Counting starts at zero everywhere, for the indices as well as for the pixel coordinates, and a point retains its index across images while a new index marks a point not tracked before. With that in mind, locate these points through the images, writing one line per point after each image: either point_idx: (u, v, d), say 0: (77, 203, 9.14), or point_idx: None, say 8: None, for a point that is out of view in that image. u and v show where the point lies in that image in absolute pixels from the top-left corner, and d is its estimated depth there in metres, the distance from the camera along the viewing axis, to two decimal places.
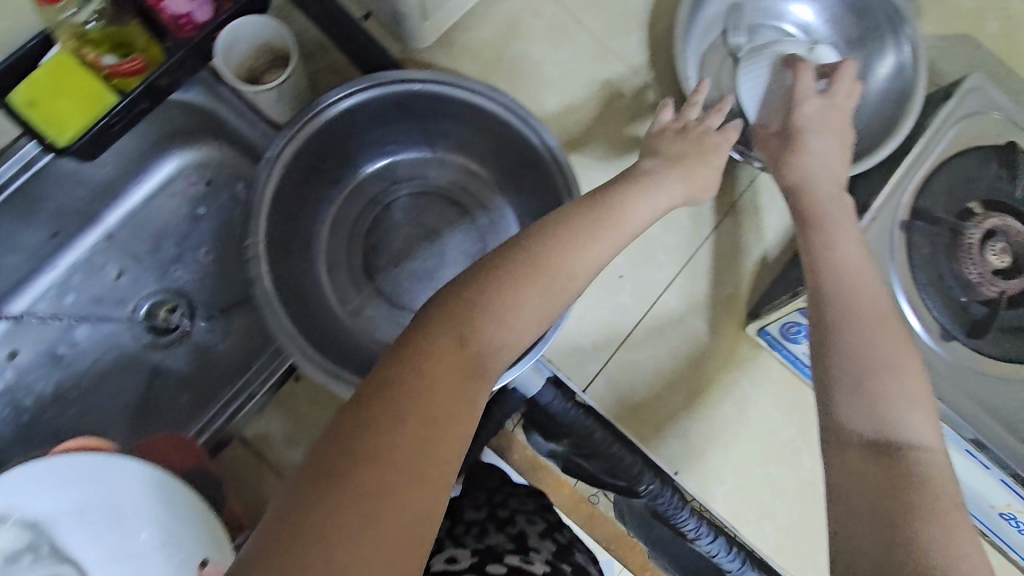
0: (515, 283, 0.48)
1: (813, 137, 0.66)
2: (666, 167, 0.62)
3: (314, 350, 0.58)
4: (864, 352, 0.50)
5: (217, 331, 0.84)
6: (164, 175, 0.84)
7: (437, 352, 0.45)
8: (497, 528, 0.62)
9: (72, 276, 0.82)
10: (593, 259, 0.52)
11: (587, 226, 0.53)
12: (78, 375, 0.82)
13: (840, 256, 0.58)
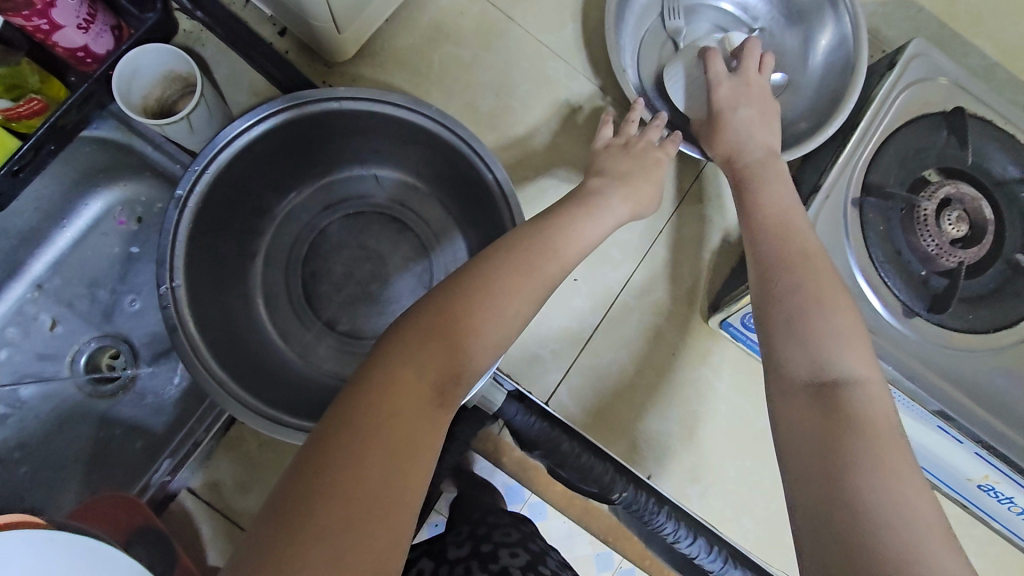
0: (461, 309, 0.46)
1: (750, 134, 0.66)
2: (609, 182, 0.60)
3: (249, 396, 0.55)
4: (816, 347, 0.49)
5: (164, 374, 0.80)
6: (92, 214, 0.79)
7: (401, 384, 0.43)
8: (480, 566, 0.59)
9: (5, 330, 0.77)
10: (538, 282, 0.49)
11: (532, 248, 0.50)
12: (20, 436, 0.75)
13: (792, 250, 0.56)
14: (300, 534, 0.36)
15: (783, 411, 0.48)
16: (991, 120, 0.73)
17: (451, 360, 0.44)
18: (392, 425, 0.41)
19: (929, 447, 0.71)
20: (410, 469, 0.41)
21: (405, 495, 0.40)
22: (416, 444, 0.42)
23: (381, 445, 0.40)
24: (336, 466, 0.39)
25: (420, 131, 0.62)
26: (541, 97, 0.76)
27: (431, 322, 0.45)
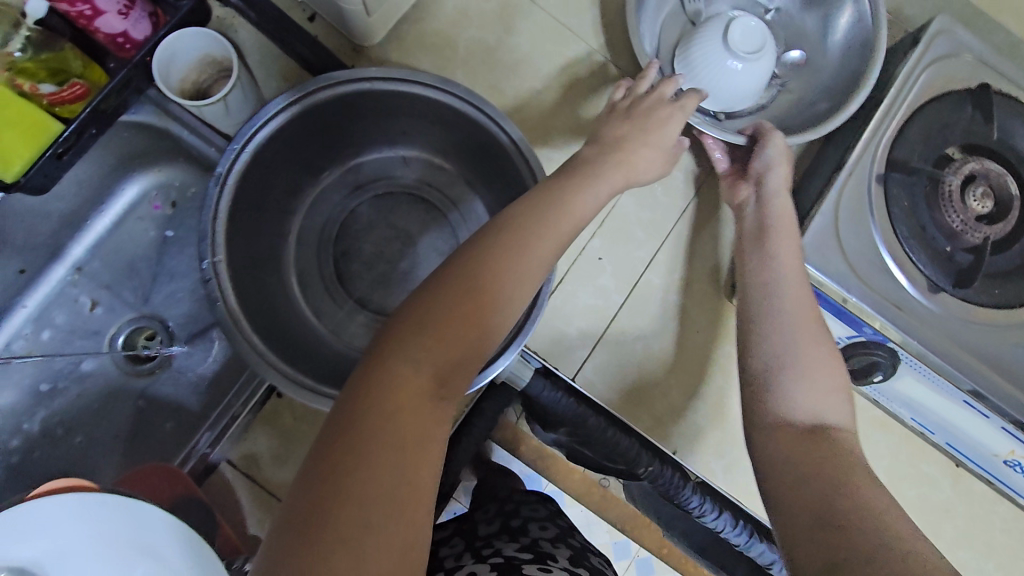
0: (468, 294, 0.47)
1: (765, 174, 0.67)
2: (605, 152, 0.61)
3: (287, 364, 0.56)
4: (805, 415, 0.54)
5: (201, 352, 0.82)
6: (128, 199, 0.81)
7: (413, 378, 0.44)
8: (510, 538, 0.62)
9: (48, 311, 0.80)
10: (539, 263, 0.50)
11: (532, 233, 0.51)
12: (66, 410, 0.78)
13: (790, 334, 0.58)
14: (322, 539, 0.38)
15: (778, 468, 0.51)
16: (1017, 96, 0.73)
17: (458, 349, 0.46)
18: (405, 419, 0.42)
19: (955, 422, 0.70)
20: (424, 462, 0.42)
21: (423, 482, 0.42)
22: (426, 436, 0.43)
23: (394, 442, 0.41)
24: (356, 464, 0.40)
25: (450, 112, 0.63)
26: (564, 80, 0.77)
27: (431, 315, 0.46)
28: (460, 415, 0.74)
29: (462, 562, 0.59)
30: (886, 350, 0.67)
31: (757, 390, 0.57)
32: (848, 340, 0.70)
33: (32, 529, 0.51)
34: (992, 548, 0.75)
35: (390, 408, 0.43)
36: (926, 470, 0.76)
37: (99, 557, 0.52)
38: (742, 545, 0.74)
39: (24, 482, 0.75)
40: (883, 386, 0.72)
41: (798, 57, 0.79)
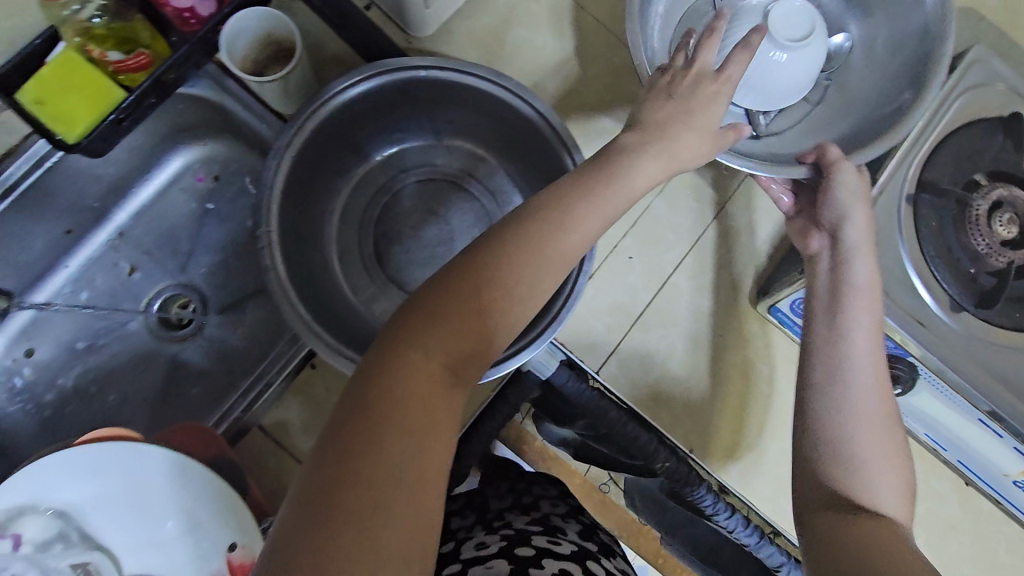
0: (498, 271, 0.43)
1: (843, 216, 0.59)
2: (646, 136, 0.52)
3: (329, 334, 0.58)
4: (853, 466, 0.48)
5: (233, 323, 0.84)
6: (173, 170, 0.84)
7: (430, 360, 0.41)
8: (522, 511, 0.63)
9: (88, 273, 0.82)
10: (576, 242, 0.46)
11: (564, 215, 0.46)
12: (100, 369, 0.81)
13: (859, 385, 0.51)
14: (330, 530, 0.35)
15: (825, 516, 0.46)
16: None
17: (479, 333, 0.42)
18: (421, 405, 0.39)
19: (968, 439, 0.71)
20: (436, 452, 0.39)
21: (436, 468, 0.39)
22: (440, 424, 0.40)
23: (408, 428, 0.39)
24: (370, 443, 0.37)
25: (494, 102, 0.65)
26: (605, 82, 0.79)
27: (453, 296, 0.42)
28: (484, 400, 0.77)
29: (473, 533, 0.60)
30: (906, 364, 0.69)
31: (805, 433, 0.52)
32: None
33: (74, 473, 0.54)
34: (996, 568, 0.76)
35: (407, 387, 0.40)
36: (935, 486, 0.77)
37: (135, 504, 0.55)
38: (752, 545, 0.74)
39: (57, 433, 0.78)
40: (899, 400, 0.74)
41: (844, 41, 0.75)
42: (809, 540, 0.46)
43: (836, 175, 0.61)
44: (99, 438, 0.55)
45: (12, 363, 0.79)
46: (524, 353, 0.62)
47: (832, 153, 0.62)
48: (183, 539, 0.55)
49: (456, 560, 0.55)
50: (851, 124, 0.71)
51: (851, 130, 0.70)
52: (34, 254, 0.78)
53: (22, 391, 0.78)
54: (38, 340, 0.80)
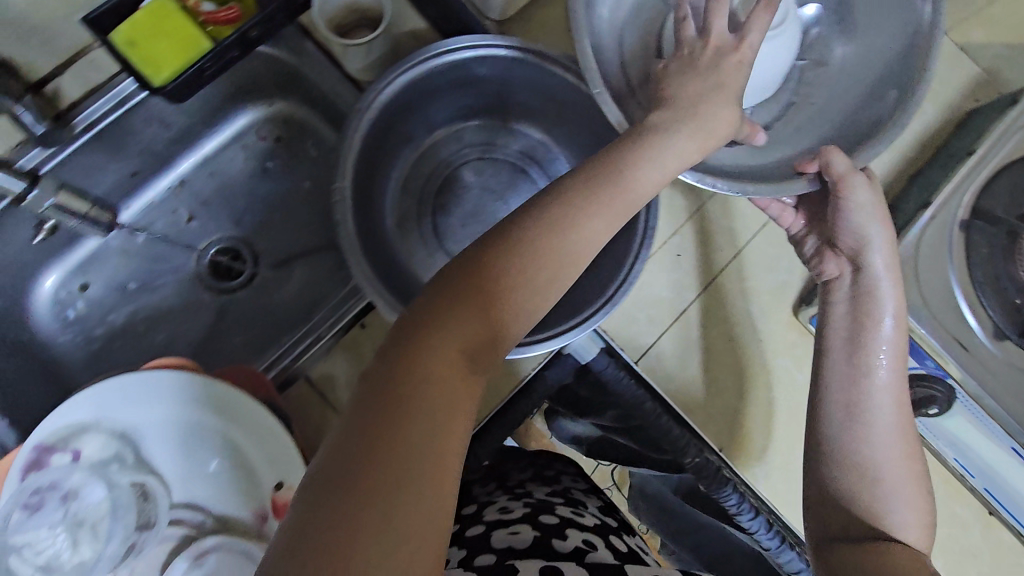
0: (516, 260, 0.42)
1: (864, 242, 0.58)
2: (675, 115, 0.50)
3: (389, 292, 0.60)
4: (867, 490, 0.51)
5: (280, 279, 0.86)
6: (238, 126, 0.86)
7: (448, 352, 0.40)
8: (543, 483, 0.71)
9: (149, 216, 0.85)
10: (596, 232, 0.45)
11: (585, 209, 0.45)
12: (149, 309, 0.83)
13: (882, 420, 0.52)
14: (352, 525, 0.34)
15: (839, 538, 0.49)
16: None
17: (495, 324, 0.41)
18: (438, 396, 0.39)
19: (998, 467, 0.71)
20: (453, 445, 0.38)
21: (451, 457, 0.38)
22: (456, 417, 0.39)
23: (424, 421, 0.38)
24: (387, 433, 0.36)
25: (568, 88, 0.67)
26: None
27: (471, 286, 0.41)
28: (512, 387, 0.75)
29: (496, 498, 0.68)
30: (945, 386, 0.70)
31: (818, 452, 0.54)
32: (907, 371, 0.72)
33: (140, 396, 0.56)
34: None
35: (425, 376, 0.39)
36: (960, 513, 0.77)
37: (191, 435, 0.57)
38: (772, 550, 0.73)
39: (103, 366, 0.80)
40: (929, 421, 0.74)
41: (816, 13, 0.66)
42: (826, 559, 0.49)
43: (845, 192, 0.57)
44: (166, 366, 0.57)
45: (67, 297, 0.81)
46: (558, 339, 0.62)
47: (837, 165, 0.57)
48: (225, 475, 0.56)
49: (481, 520, 0.62)
50: (833, 111, 0.64)
51: (844, 116, 0.63)
52: (99, 192, 0.80)
53: (76, 323, 0.81)
54: (93, 275, 0.82)
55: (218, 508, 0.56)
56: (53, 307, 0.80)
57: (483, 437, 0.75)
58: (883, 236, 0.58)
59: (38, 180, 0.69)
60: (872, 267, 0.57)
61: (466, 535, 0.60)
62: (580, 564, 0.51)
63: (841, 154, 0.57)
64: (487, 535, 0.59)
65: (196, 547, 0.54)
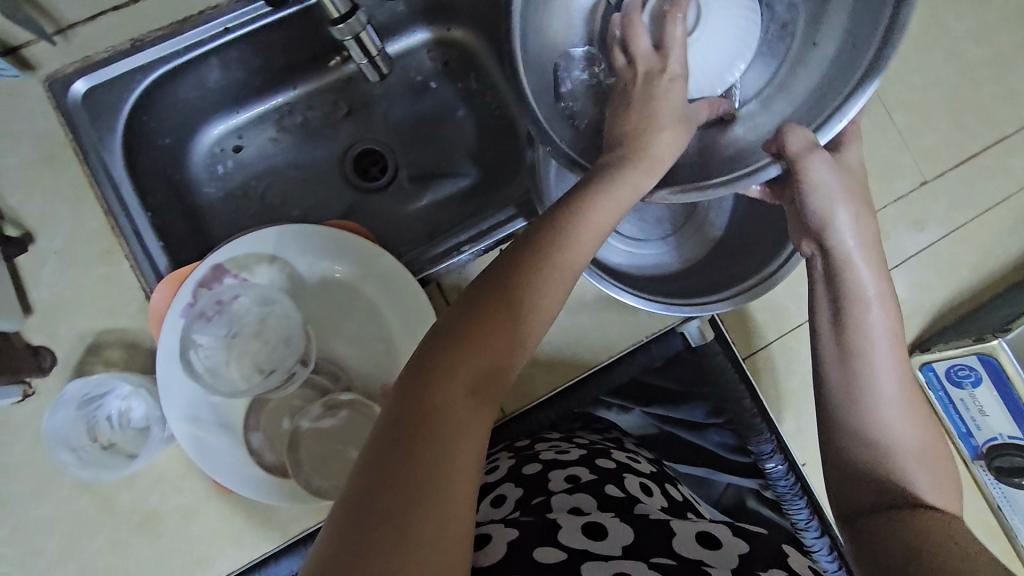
0: (509, 298, 0.47)
1: (829, 222, 0.55)
2: (622, 152, 0.54)
3: None
4: (879, 450, 0.52)
5: (415, 191, 0.87)
6: (413, 41, 0.88)
7: (449, 384, 0.44)
8: (586, 427, 0.78)
9: (308, 100, 0.87)
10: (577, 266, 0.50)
11: (563, 248, 0.50)
12: (289, 186, 0.86)
13: (886, 397, 0.52)
14: (380, 543, 0.38)
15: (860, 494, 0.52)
16: None
17: (492, 357, 0.46)
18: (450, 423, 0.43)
19: None
20: (464, 465, 0.43)
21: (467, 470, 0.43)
22: (464, 440, 0.43)
23: (431, 449, 0.42)
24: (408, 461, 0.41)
25: None
26: None
27: (469, 326, 0.46)
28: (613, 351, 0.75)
29: (550, 439, 0.75)
30: None
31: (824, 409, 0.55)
32: (1009, 439, 0.73)
33: (311, 249, 0.59)
34: None
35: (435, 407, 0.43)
36: None
37: (345, 298, 0.60)
38: None
39: (238, 226, 0.84)
40: (1011, 490, 0.75)
41: None
42: (852, 515, 0.52)
43: (808, 168, 0.53)
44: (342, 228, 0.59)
45: (220, 153, 0.85)
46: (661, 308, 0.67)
47: (794, 143, 0.53)
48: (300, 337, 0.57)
49: (538, 459, 0.70)
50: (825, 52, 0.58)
51: (819, 81, 0.57)
52: (276, 66, 0.82)
53: (220, 178, 0.84)
54: (247, 140, 0.86)
55: (355, 372, 0.60)
56: (207, 158, 0.84)
57: (580, 388, 0.75)
58: (848, 214, 0.55)
59: (354, 11, 0.70)
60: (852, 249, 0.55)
61: (524, 473, 0.68)
62: (623, 520, 0.59)
63: (801, 130, 0.53)
64: (543, 477, 0.66)
65: (331, 401, 0.59)
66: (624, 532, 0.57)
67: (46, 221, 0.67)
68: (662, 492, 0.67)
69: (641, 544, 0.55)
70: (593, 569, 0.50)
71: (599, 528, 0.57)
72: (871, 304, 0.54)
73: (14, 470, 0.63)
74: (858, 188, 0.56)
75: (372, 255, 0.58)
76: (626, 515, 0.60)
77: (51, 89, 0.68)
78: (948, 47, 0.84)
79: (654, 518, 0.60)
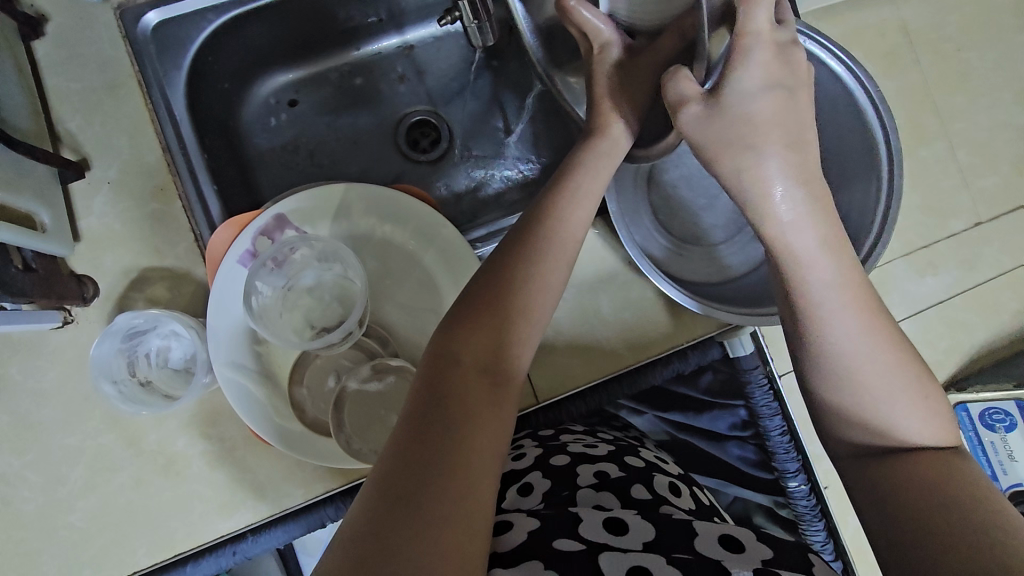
0: (505, 285, 0.50)
1: (743, 173, 0.52)
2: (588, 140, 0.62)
3: (611, 200, 0.68)
4: (877, 426, 0.46)
5: (466, 166, 0.86)
6: None
7: (456, 369, 0.45)
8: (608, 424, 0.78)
9: (367, 64, 0.86)
10: (570, 250, 0.54)
11: (550, 235, 0.53)
12: (337, 144, 0.85)
13: (873, 371, 0.47)
14: (399, 524, 0.37)
15: (879, 476, 0.44)
16: None
17: (495, 344, 0.48)
18: (461, 408, 0.43)
19: None
20: (480, 447, 0.42)
21: (483, 451, 0.42)
22: (479, 424, 0.43)
23: (445, 434, 0.42)
24: (422, 445, 0.41)
25: (846, 107, 0.65)
26: (909, 140, 0.80)
27: (474, 316, 0.48)
28: (659, 351, 0.71)
29: (573, 433, 0.72)
30: None
31: (818, 402, 0.50)
32: None
33: (375, 211, 0.59)
34: None
35: (445, 393, 0.44)
36: None
37: (405, 266, 0.60)
38: None
39: (285, 178, 0.83)
40: None
41: None
42: (874, 496, 0.44)
43: (682, 126, 0.54)
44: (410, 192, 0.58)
45: (275, 104, 0.83)
46: (707, 308, 0.66)
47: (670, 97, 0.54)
48: (344, 253, 0.56)
49: (565, 451, 0.65)
50: None
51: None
52: (341, 25, 0.81)
53: (273, 130, 0.83)
54: (303, 95, 0.84)
55: (404, 341, 0.61)
56: (261, 108, 0.82)
57: (610, 386, 0.71)
58: (772, 156, 0.51)
59: None
60: (772, 188, 0.51)
61: (549, 463, 0.63)
62: (644, 517, 0.54)
63: (676, 83, 0.54)
64: (572, 469, 0.62)
65: (379, 364, 0.59)
66: (646, 529, 0.51)
67: (102, 150, 0.66)
68: (691, 495, 0.64)
69: (662, 541, 0.50)
70: (610, 562, 0.46)
71: (618, 522, 0.52)
72: (809, 268, 0.49)
73: (46, 396, 0.62)
74: (752, 128, 0.51)
75: (431, 217, 0.58)
76: (650, 514, 0.54)
77: (121, 18, 0.67)
78: (1019, 91, 0.83)
79: (676, 517, 0.54)
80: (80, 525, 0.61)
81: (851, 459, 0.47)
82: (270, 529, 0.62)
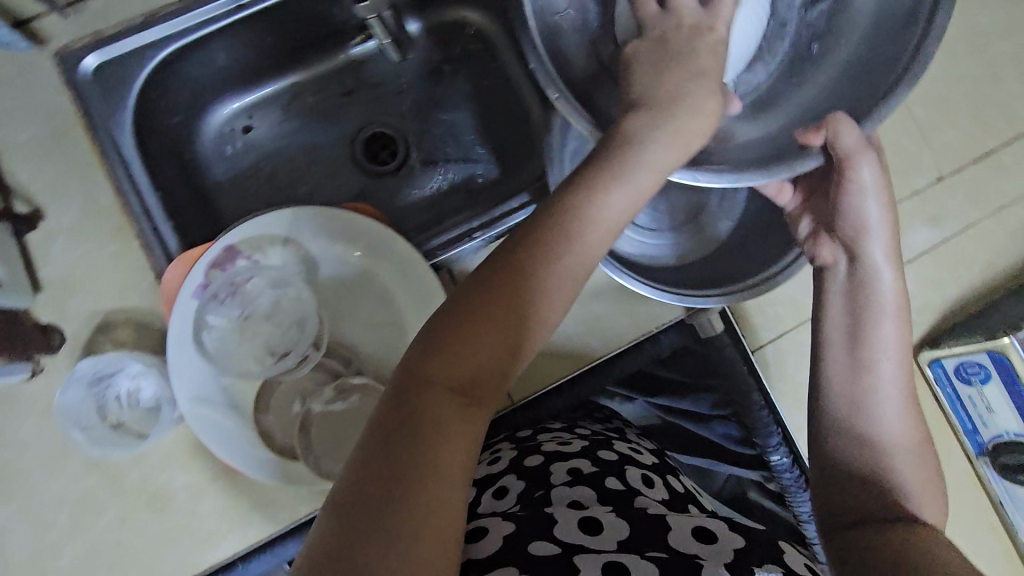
0: (506, 293, 0.44)
1: (864, 225, 0.55)
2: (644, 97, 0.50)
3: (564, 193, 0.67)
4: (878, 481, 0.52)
5: (425, 173, 0.86)
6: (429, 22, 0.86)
7: (432, 382, 0.43)
8: (591, 418, 0.77)
9: (317, 81, 0.86)
10: (587, 251, 0.47)
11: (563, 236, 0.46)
12: (296, 165, 0.85)
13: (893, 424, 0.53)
14: (362, 545, 0.38)
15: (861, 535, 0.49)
16: None
17: (485, 357, 0.44)
18: (438, 427, 0.42)
19: None
20: (451, 467, 0.41)
21: (455, 472, 0.41)
22: (454, 443, 0.42)
23: (417, 454, 0.41)
24: (390, 464, 0.40)
25: None
26: None
27: (464, 327, 0.43)
28: (631, 338, 0.76)
29: (552, 433, 0.72)
30: None
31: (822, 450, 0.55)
32: (1014, 436, 0.76)
33: (324, 230, 0.59)
34: None
35: (422, 410, 0.42)
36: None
37: (359, 284, 0.61)
38: None
39: (246, 204, 0.83)
40: (1014, 487, 0.77)
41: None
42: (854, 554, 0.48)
43: (856, 169, 0.53)
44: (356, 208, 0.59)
45: (229, 133, 0.84)
46: (666, 293, 0.66)
47: (846, 139, 0.52)
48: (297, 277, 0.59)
49: (540, 451, 0.66)
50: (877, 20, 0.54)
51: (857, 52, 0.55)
52: (286, 46, 0.81)
53: (230, 158, 0.83)
54: (257, 120, 0.85)
55: (365, 356, 0.61)
56: (215, 137, 0.83)
57: (587, 375, 0.76)
58: (880, 214, 0.55)
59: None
60: (872, 244, 0.55)
61: (525, 465, 0.64)
62: (618, 512, 0.54)
63: (853, 125, 0.52)
64: (547, 468, 0.62)
65: (344, 384, 0.61)
66: (620, 527, 0.52)
67: (55, 198, 0.67)
68: (664, 483, 0.64)
69: (637, 539, 0.50)
70: (586, 563, 0.46)
71: (593, 521, 0.52)
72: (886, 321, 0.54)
73: (23, 446, 0.63)
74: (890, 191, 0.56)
75: (382, 232, 0.58)
76: (624, 510, 0.55)
77: (62, 62, 0.67)
78: (973, 40, 0.83)
79: (651, 512, 0.55)
80: (70, 569, 0.62)
81: (841, 517, 0.52)
82: (259, 554, 0.63)
